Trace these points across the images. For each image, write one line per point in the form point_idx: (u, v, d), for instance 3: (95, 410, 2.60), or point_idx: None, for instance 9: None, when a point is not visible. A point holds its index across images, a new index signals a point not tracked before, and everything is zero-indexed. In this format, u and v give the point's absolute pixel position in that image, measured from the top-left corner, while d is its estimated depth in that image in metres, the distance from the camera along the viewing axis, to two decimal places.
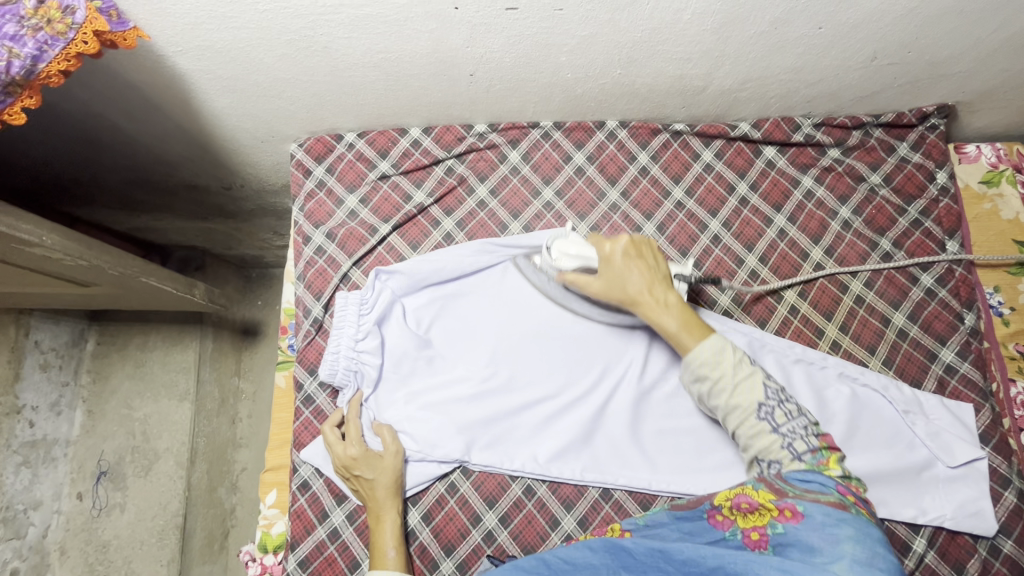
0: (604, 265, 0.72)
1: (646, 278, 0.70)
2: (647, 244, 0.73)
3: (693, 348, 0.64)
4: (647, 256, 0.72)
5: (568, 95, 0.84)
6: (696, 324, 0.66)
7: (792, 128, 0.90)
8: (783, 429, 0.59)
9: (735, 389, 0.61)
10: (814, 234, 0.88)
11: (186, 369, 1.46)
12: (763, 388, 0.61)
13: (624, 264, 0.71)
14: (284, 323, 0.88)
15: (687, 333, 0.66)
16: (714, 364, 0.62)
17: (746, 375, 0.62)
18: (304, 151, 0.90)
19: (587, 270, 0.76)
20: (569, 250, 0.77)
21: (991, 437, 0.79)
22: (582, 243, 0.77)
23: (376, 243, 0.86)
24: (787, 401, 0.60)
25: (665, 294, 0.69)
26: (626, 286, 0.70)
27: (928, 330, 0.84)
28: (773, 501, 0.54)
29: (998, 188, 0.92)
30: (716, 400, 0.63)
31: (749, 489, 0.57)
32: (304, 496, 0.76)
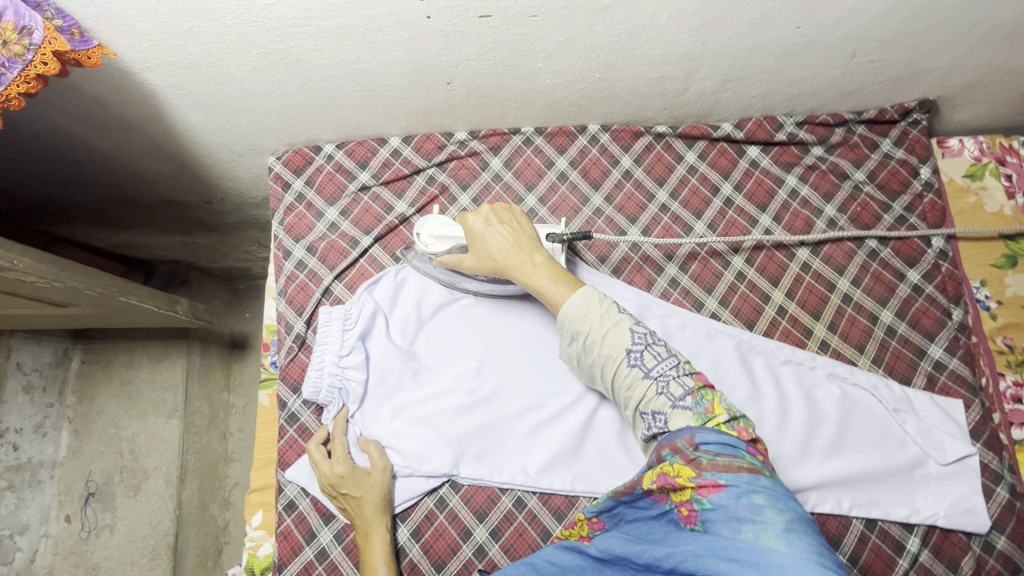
0: (471, 237, 0.73)
1: (509, 240, 0.71)
2: (509, 211, 0.74)
3: (566, 301, 0.65)
4: (512, 221, 0.73)
5: (548, 100, 0.83)
6: (562, 276, 0.67)
7: (775, 127, 0.90)
8: (652, 372, 0.59)
9: (604, 339, 0.62)
10: (800, 233, 0.87)
11: (173, 385, 1.44)
12: (629, 333, 0.61)
13: (487, 232, 0.72)
14: (267, 340, 0.87)
15: (560, 287, 0.66)
16: (581, 318, 0.63)
17: (614, 323, 0.62)
18: (282, 164, 0.89)
19: (461, 249, 0.76)
20: (439, 234, 0.76)
21: (982, 432, 0.79)
22: (447, 223, 0.77)
23: (358, 255, 0.84)
24: (654, 344, 0.61)
25: (533, 253, 0.70)
26: (493, 251, 0.71)
27: (916, 327, 0.83)
28: (692, 478, 0.51)
29: (983, 182, 0.92)
30: (592, 356, 0.63)
31: (665, 466, 0.53)
32: (291, 517, 0.75)
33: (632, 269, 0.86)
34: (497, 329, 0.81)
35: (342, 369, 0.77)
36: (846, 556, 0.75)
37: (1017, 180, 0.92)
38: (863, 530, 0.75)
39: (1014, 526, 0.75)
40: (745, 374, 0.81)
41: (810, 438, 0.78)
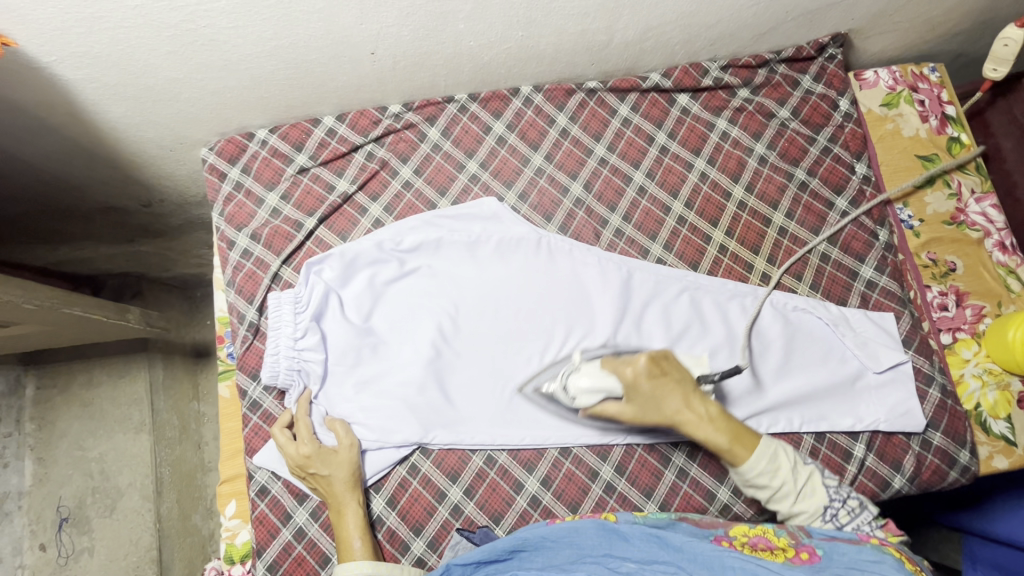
0: (630, 389, 0.71)
1: (678, 395, 0.71)
2: (665, 358, 0.73)
3: (749, 461, 0.68)
4: (671, 369, 0.73)
5: (476, 64, 0.84)
6: (739, 435, 0.70)
7: (701, 73, 0.92)
8: (848, 528, 0.67)
9: (799, 496, 0.68)
10: (734, 173, 0.91)
11: (138, 400, 1.41)
12: (826, 492, 0.68)
13: (657, 390, 0.71)
14: (220, 333, 0.86)
15: (738, 445, 0.69)
16: (771, 473, 0.68)
17: (806, 479, 0.68)
18: (215, 154, 0.87)
19: (610, 398, 0.72)
20: (584, 385, 0.73)
21: (913, 340, 0.84)
22: (596, 371, 0.73)
23: (303, 238, 0.84)
24: (849, 500, 0.68)
25: (705, 405, 0.71)
26: (667, 411, 0.71)
27: (848, 251, 0.88)
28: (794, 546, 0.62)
29: (898, 109, 0.97)
30: (780, 506, 0.68)
31: (767, 533, 0.64)
32: (264, 502, 0.75)
33: (578, 224, 0.88)
34: (453, 296, 0.83)
35: (297, 353, 0.77)
36: None
37: (929, 104, 0.97)
38: (813, 444, 0.80)
39: (947, 423, 0.81)
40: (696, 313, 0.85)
41: (759, 365, 0.83)
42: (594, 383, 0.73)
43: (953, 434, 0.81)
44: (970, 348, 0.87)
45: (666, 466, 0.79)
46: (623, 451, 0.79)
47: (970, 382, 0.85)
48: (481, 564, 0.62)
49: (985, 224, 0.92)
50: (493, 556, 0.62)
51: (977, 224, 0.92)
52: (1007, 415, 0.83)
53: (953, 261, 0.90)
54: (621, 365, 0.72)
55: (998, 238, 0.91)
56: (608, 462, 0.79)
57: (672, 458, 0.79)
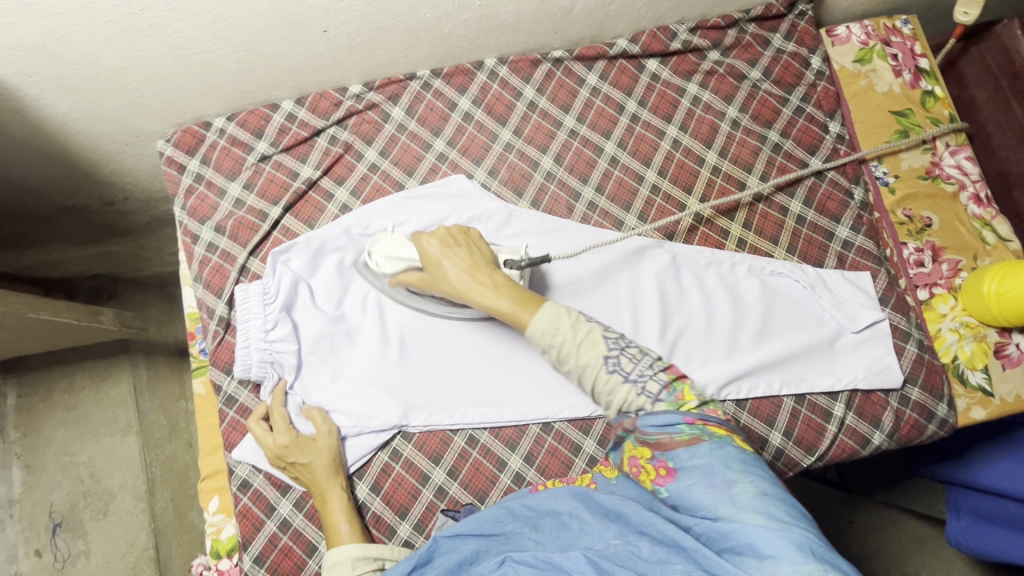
0: (425, 258, 0.72)
1: (466, 263, 0.70)
2: (465, 232, 0.73)
3: (532, 322, 0.63)
4: (465, 241, 0.72)
5: (435, 38, 0.81)
6: (523, 299, 0.66)
7: (669, 37, 0.90)
8: (632, 374, 0.60)
9: (579, 348, 0.61)
10: (706, 138, 0.89)
11: (123, 402, 1.39)
12: (604, 344, 0.61)
13: (443, 256, 0.71)
14: (192, 330, 0.84)
15: (522, 309, 0.65)
16: (552, 332, 0.62)
17: (586, 332, 0.62)
18: (172, 146, 0.84)
19: (410, 266, 0.75)
20: (391, 255, 0.76)
21: (890, 298, 0.85)
22: (399, 245, 0.75)
23: (269, 228, 0.82)
24: (628, 347, 0.62)
25: (492, 276, 0.69)
26: (449, 277, 0.70)
27: (823, 212, 0.87)
28: (651, 461, 0.57)
29: (871, 64, 0.95)
30: (567, 365, 0.63)
31: (632, 450, 0.60)
32: (247, 496, 0.74)
33: (550, 199, 0.86)
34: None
35: (268, 346, 0.75)
36: (781, 431, 0.80)
37: (903, 58, 0.95)
38: (794, 406, 0.81)
39: (924, 377, 0.82)
40: (677, 282, 0.84)
41: (737, 330, 0.83)
42: (393, 252, 0.76)
43: (931, 388, 0.81)
44: (947, 303, 0.87)
45: None
46: (604, 424, 0.79)
47: (947, 336, 0.86)
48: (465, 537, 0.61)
49: (960, 177, 0.91)
50: (477, 528, 0.62)
51: (952, 177, 0.91)
52: (984, 365, 0.84)
53: (929, 217, 0.90)
54: (415, 238, 0.74)
55: (972, 191, 0.91)
56: (590, 436, 0.79)
57: None
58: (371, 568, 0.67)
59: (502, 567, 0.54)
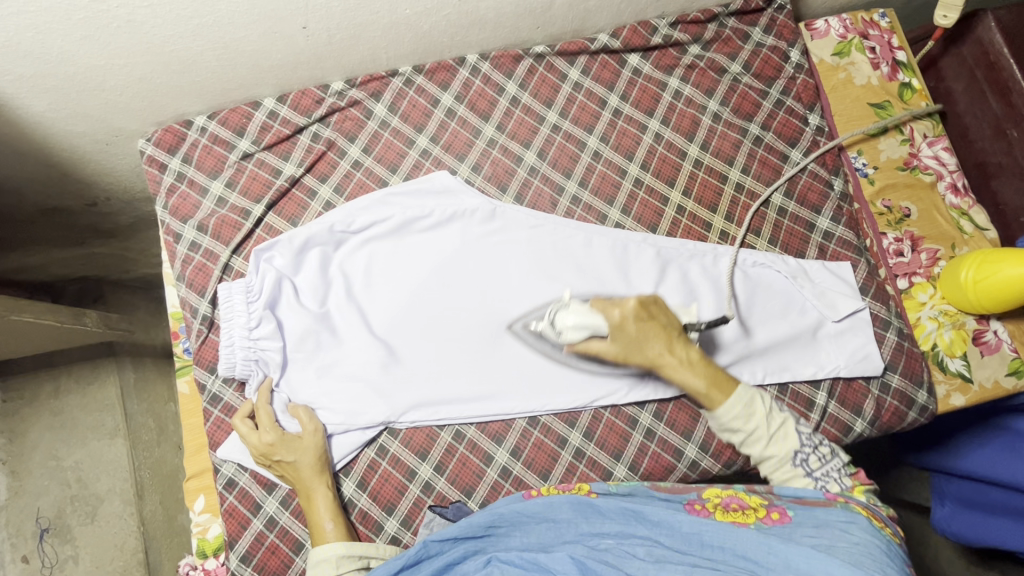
0: (614, 326, 0.73)
1: (661, 337, 0.73)
2: (654, 303, 0.74)
3: (724, 405, 0.70)
4: (656, 313, 0.74)
5: (416, 34, 0.81)
6: (718, 381, 0.71)
7: (650, 32, 0.91)
8: (817, 474, 0.69)
9: (770, 439, 0.69)
10: (688, 132, 0.90)
11: (109, 405, 1.38)
12: (796, 439, 0.70)
13: (642, 332, 0.72)
14: (175, 329, 0.83)
15: (716, 390, 0.71)
16: (745, 417, 0.70)
17: (778, 426, 0.70)
18: (153, 145, 0.83)
19: (592, 334, 0.73)
20: (569, 322, 0.73)
21: (870, 287, 0.86)
22: (584, 309, 0.74)
23: (252, 226, 0.82)
24: (820, 447, 0.70)
25: (686, 352, 0.73)
26: (644, 350, 0.73)
27: (804, 203, 0.88)
28: (762, 505, 0.65)
29: (849, 57, 0.96)
30: (752, 449, 0.70)
31: (738, 493, 0.67)
32: (233, 494, 0.74)
33: (534, 194, 0.87)
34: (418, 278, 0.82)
35: (251, 344, 0.75)
36: None
37: (880, 50, 0.96)
38: (777, 396, 0.81)
39: (905, 365, 0.83)
40: (660, 277, 0.85)
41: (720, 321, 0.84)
42: (579, 322, 0.73)
43: (911, 375, 0.83)
44: (926, 291, 0.88)
45: (633, 428, 0.80)
46: (590, 417, 0.80)
47: (926, 324, 0.87)
48: (459, 539, 0.64)
49: (937, 167, 0.92)
50: (470, 531, 0.64)
51: (930, 168, 0.92)
52: (963, 352, 0.86)
53: (907, 207, 0.91)
54: (609, 305, 0.73)
55: (950, 180, 0.92)
56: (576, 429, 0.79)
57: (639, 419, 0.80)
58: (357, 567, 0.68)
59: (486, 568, 0.60)
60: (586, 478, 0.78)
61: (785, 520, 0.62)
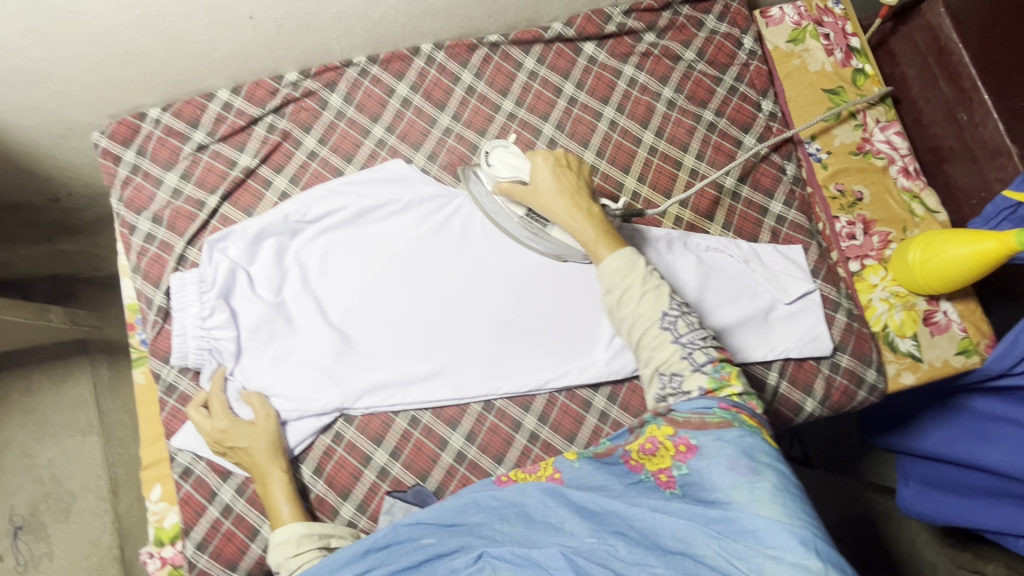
0: (535, 175, 0.74)
1: (573, 189, 0.73)
2: (577, 160, 0.77)
3: (606, 258, 0.67)
4: (575, 170, 0.76)
5: (367, 23, 0.81)
6: (609, 235, 0.70)
7: (604, 20, 0.91)
8: (684, 337, 0.63)
9: (643, 296, 0.64)
10: (643, 119, 0.91)
11: (83, 403, 1.38)
12: (668, 301, 0.64)
13: (555, 178, 0.73)
14: (131, 321, 0.84)
15: (603, 243, 0.69)
16: (625, 270, 0.66)
17: (653, 286, 0.65)
18: (108, 137, 0.84)
19: (518, 179, 0.76)
20: (504, 161, 0.76)
21: (820, 270, 0.87)
22: (518, 154, 0.77)
23: (207, 217, 0.82)
24: (688, 313, 0.65)
25: (588, 204, 0.73)
26: (553, 195, 0.73)
27: (757, 187, 0.90)
28: (670, 439, 0.59)
29: (804, 44, 0.97)
30: (624, 310, 0.65)
31: (654, 430, 0.61)
32: (188, 483, 0.75)
33: None
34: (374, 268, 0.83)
35: (204, 333, 0.76)
36: None
37: (834, 37, 0.97)
38: None
39: (854, 345, 0.84)
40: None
41: None
42: (510, 162, 0.76)
43: (860, 355, 0.84)
44: (878, 273, 0.90)
45: (588, 411, 0.82)
46: (545, 401, 0.81)
47: (878, 305, 0.89)
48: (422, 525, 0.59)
49: (889, 151, 0.94)
50: (437, 517, 0.59)
51: (881, 152, 0.94)
52: (913, 333, 0.87)
53: (860, 190, 0.92)
54: (539, 154, 0.75)
55: (901, 164, 0.94)
56: (531, 412, 0.81)
57: (593, 402, 0.82)
58: (316, 546, 0.66)
59: (477, 563, 0.51)
60: (541, 461, 0.79)
61: (693, 452, 0.57)
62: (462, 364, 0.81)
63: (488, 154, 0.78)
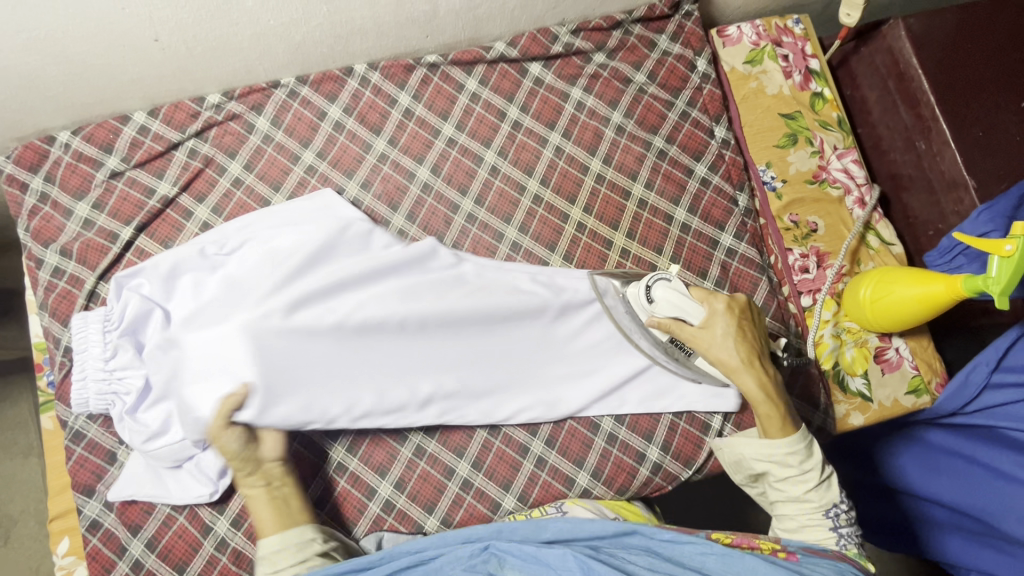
0: (710, 319, 0.72)
1: (749, 350, 0.72)
2: (752, 313, 0.75)
3: (782, 439, 0.69)
4: (751, 328, 0.74)
5: (290, 44, 0.76)
6: (787, 415, 0.70)
7: (550, 39, 0.87)
8: (842, 530, 0.68)
9: (818, 484, 0.68)
10: (591, 145, 0.87)
11: (23, 424, 1.28)
12: (839, 493, 0.69)
13: (729, 334, 0.72)
14: (40, 360, 0.79)
15: (778, 423, 0.70)
16: (803, 456, 0.69)
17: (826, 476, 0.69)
18: (13, 163, 0.78)
19: (683, 321, 0.73)
20: (672, 300, 0.72)
21: (770, 307, 0.85)
22: (683, 293, 0.73)
23: (120, 250, 0.77)
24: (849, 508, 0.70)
25: (769, 371, 0.72)
26: (726, 351, 0.71)
27: (707, 219, 0.86)
28: (772, 547, 0.65)
29: (761, 66, 0.93)
30: (787, 487, 0.70)
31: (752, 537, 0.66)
32: (97, 536, 0.71)
33: (427, 212, 0.83)
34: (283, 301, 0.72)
35: (108, 375, 0.71)
36: (659, 445, 0.80)
37: (793, 59, 0.94)
38: (672, 420, 0.81)
39: (800, 388, 0.83)
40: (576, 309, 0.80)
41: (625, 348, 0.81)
42: (675, 303, 0.72)
43: (806, 398, 0.83)
44: (830, 309, 0.86)
45: (525, 456, 0.78)
46: (479, 445, 0.78)
47: (829, 343, 0.85)
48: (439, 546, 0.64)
49: (846, 180, 0.91)
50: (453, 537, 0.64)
51: (838, 181, 0.90)
52: (864, 371, 0.85)
53: (814, 221, 0.89)
54: (720, 308, 0.72)
55: (857, 194, 0.91)
56: (464, 458, 0.77)
57: (531, 447, 0.78)
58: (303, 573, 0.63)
59: (485, 553, 0.62)
60: (473, 510, 0.76)
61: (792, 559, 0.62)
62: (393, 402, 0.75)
63: (648, 287, 0.74)
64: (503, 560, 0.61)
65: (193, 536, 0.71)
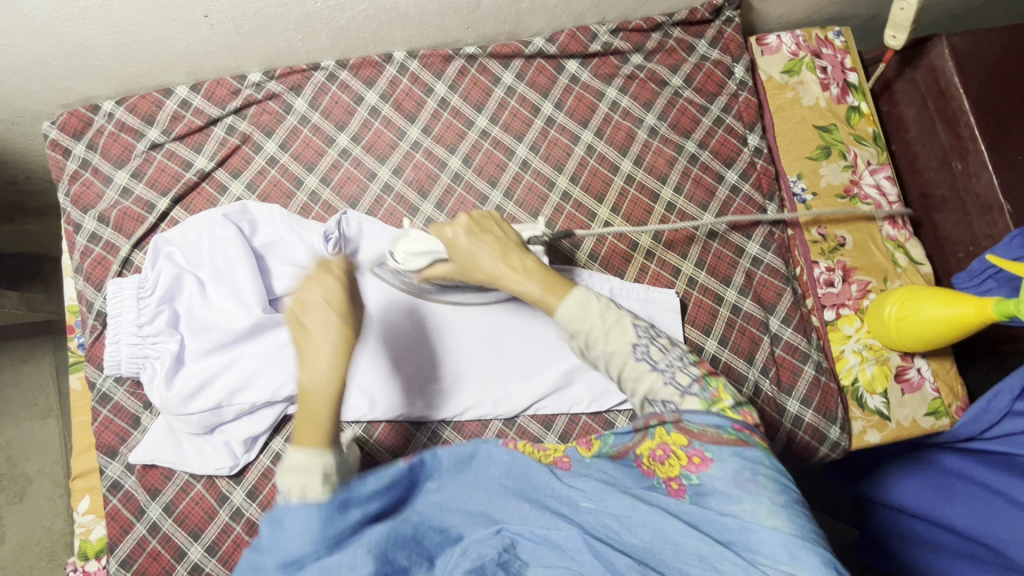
0: (450, 249, 0.67)
1: (494, 249, 0.65)
2: (488, 217, 0.68)
3: (559, 307, 0.60)
4: (494, 230, 0.67)
5: (333, 28, 0.77)
6: (553, 286, 0.62)
7: (589, 38, 0.87)
8: (661, 364, 0.58)
9: (608, 334, 0.58)
10: (622, 145, 0.87)
11: (43, 384, 1.29)
12: (634, 331, 0.59)
13: (473, 248, 0.65)
14: (72, 323, 0.82)
15: (551, 292, 0.61)
16: (580, 317, 0.59)
17: (615, 320, 0.59)
18: (57, 128, 0.80)
19: (435, 260, 0.70)
20: (413, 249, 0.70)
21: (793, 318, 0.84)
22: (421, 236, 0.70)
23: (156, 220, 0.79)
24: (658, 336, 0.60)
25: (522, 260, 0.64)
26: (481, 264, 0.65)
27: (735, 226, 0.86)
28: (682, 448, 0.54)
29: (799, 76, 0.92)
30: (595, 352, 0.59)
31: (662, 435, 0.56)
32: (117, 497, 0.73)
33: (456, 202, 0.83)
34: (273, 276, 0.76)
35: (139, 340, 0.72)
36: None
37: (832, 71, 0.93)
38: None
39: (819, 400, 0.82)
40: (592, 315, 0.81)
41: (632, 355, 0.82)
42: (414, 251, 0.70)
43: (825, 411, 0.82)
44: (853, 324, 0.86)
45: None
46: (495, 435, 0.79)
47: (849, 358, 0.85)
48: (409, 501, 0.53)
49: (877, 197, 0.90)
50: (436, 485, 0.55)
51: (869, 197, 0.90)
52: (883, 389, 0.84)
53: (843, 236, 0.88)
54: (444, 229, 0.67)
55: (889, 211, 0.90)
56: None
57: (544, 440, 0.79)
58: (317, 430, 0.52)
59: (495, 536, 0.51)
60: None
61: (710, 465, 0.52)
62: (414, 390, 0.78)
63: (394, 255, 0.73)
64: (517, 544, 0.51)
65: (209, 504, 0.73)
